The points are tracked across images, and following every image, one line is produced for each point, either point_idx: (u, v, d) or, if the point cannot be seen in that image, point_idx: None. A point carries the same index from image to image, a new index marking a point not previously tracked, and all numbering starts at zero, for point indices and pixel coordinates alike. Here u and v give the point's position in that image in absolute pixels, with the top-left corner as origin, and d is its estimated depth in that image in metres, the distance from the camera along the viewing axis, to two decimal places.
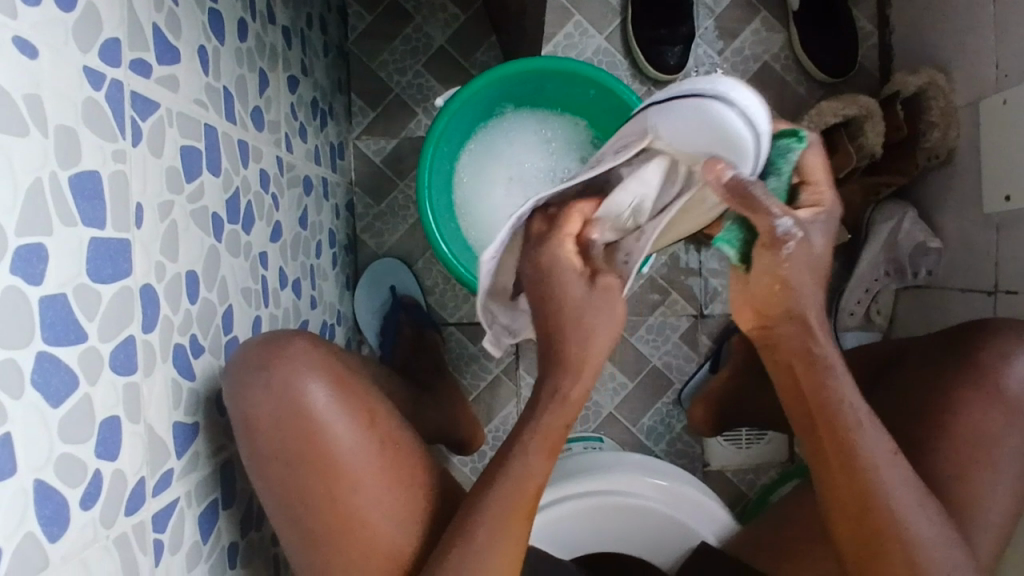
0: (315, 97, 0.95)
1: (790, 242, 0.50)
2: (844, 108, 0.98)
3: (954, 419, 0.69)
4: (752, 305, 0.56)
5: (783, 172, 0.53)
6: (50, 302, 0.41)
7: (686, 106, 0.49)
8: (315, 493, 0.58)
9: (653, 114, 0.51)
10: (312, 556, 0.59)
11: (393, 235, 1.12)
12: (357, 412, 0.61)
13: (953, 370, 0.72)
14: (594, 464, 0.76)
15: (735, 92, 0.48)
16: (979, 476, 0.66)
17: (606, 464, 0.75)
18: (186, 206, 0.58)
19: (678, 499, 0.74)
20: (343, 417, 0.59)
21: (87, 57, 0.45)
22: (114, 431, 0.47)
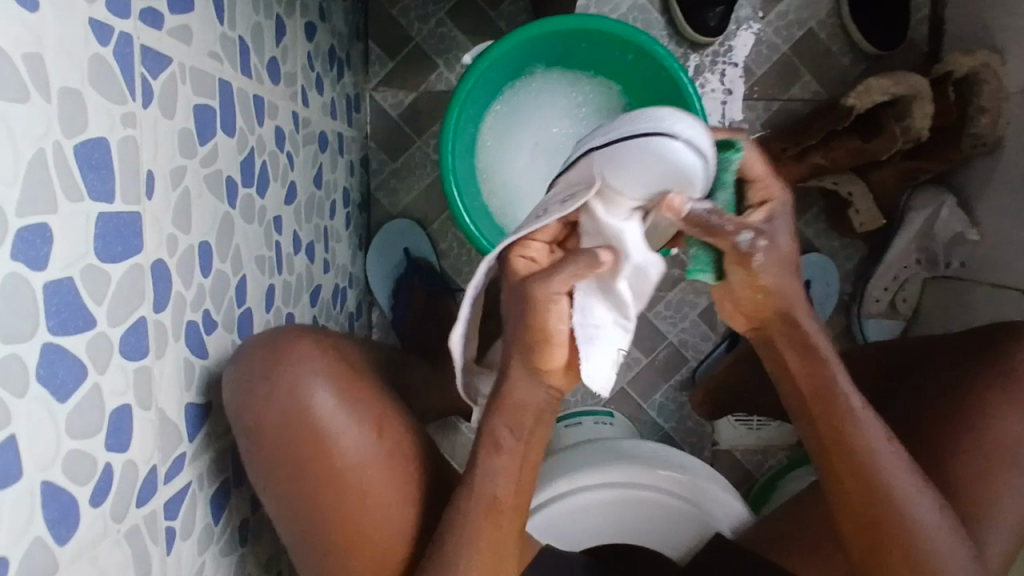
0: (332, 45, 0.89)
1: (758, 254, 0.49)
2: (893, 86, 0.91)
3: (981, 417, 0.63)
4: (741, 311, 0.55)
5: (726, 184, 0.51)
6: (56, 288, 0.37)
7: (634, 149, 0.46)
8: (324, 500, 0.55)
9: (597, 160, 0.48)
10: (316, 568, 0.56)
11: (408, 194, 1.08)
12: (365, 416, 0.57)
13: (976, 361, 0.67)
14: (608, 453, 0.74)
15: (676, 122, 0.47)
16: (1004, 479, 0.61)
17: (620, 454, 0.74)
18: (199, 171, 0.54)
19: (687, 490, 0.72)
20: (353, 419, 0.56)
21: (95, 8, 0.40)
22: (125, 420, 0.44)
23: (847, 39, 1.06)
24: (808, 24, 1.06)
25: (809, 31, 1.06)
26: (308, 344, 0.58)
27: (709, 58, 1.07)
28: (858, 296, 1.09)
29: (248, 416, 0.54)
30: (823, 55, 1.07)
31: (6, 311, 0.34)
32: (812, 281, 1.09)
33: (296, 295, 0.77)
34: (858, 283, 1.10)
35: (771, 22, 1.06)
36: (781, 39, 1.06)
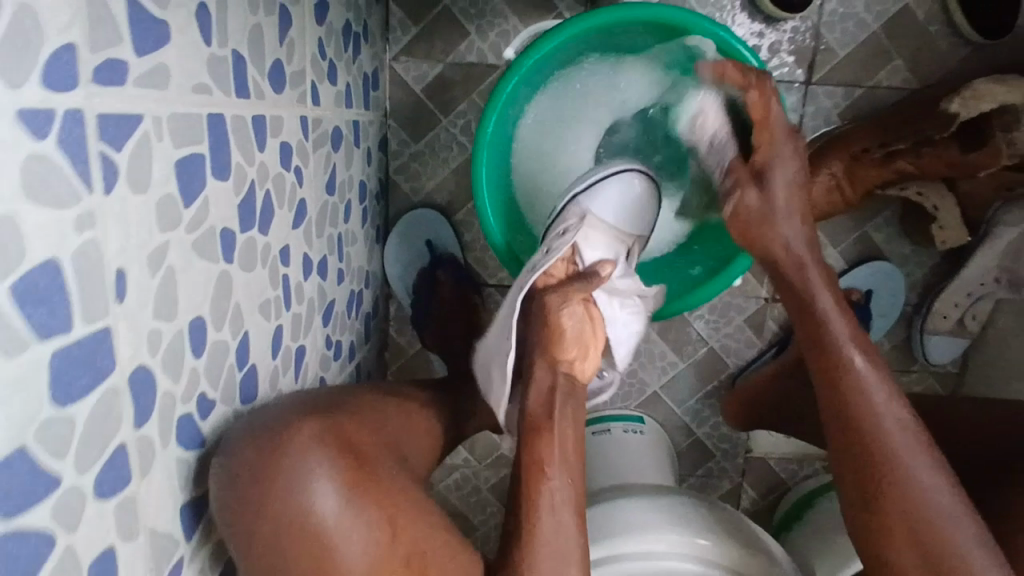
0: (348, 20, 0.76)
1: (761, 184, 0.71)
2: (1006, 92, 0.77)
3: None
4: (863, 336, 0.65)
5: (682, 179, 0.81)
6: (5, 465, 0.30)
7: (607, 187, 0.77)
8: None
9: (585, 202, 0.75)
10: None
11: (431, 179, 0.97)
12: (373, 517, 0.50)
13: None
14: (611, 524, 0.66)
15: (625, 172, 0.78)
16: None
17: (623, 525, 0.66)
18: (186, 238, 0.45)
19: (701, 529, 0.65)
20: (361, 524, 0.49)
21: (25, 93, 0.30)
22: (108, 565, 0.38)
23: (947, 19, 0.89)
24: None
25: (907, 6, 0.89)
26: (310, 429, 0.51)
27: (787, 35, 0.91)
28: (922, 309, 0.99)
29: (236, 528, 0.47)
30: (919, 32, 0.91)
31: None
32: (874, 291, 0.98)
33: (307, 323, 0.70)
34: (925, 296, 1.00)
35: None
36: (873, 16, 0.90)
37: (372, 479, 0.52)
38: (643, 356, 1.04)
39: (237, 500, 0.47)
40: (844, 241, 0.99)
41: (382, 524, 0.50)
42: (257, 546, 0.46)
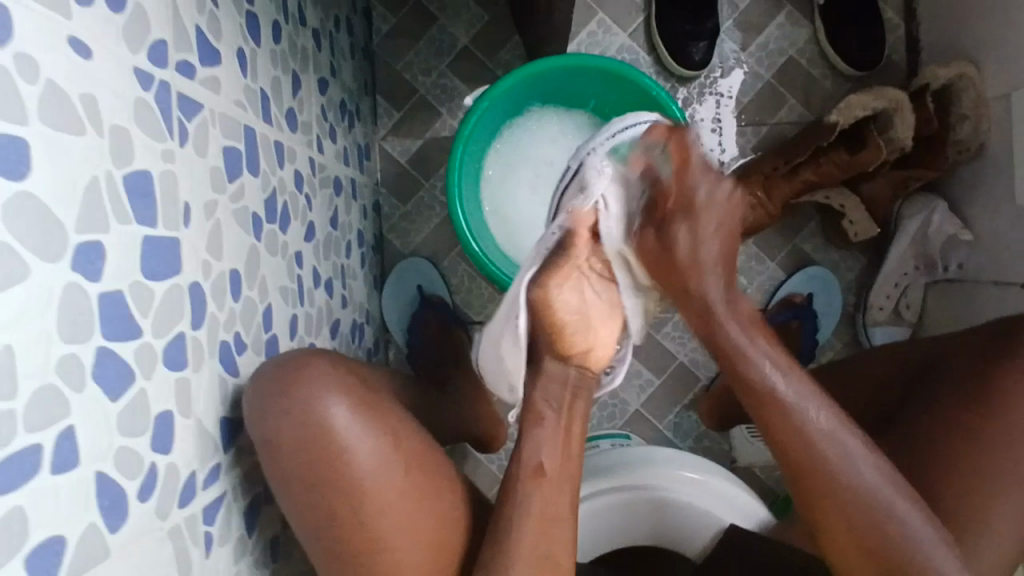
0: (344, 99, 0.96)
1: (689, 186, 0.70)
2: (874, 100, 0.96)
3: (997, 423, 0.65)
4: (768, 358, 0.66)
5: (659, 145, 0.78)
6: (108, 298, 0.42)
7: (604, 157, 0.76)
8: (338, 512, 0.56)
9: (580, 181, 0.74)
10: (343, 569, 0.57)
11: (419, 235, 1.14)
12: (380, 431, 0.59)
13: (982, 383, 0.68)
14: None
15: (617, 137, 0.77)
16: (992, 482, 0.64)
17: None
18: (229, 205, 0.59)
19: (622, 465, 0.74)
20: (367, 433, 0.58)
21: (137, 57, 0.46)
22: (168, 426, 0.48)
23: (827, 63, 1.12)
24: (788, 53, 1.12)
25: (789, 59, 1.13)
26: (322, 364, 0.61)
27: (697, 90, 1.13)
28: (861, 306, 1.11)
29: (260, 435, 0.57)
30: (805, 80, 1.13)
31: (67, 316, 0.38)
32: (814, 294, 1.11)
33: (317, 327, 0.82)
34: (861, 295, 1.12)
35: (752, 53, 1.13)
36: (764, 68, 1.13)
37: (377, 405, 0.61)
38: (621, 377, 1.15)
39: (264, 413, 0.56)
40: (779, 254, 1.14)
41: (387, 438, 0.59)
42: (277, 453, 0.56)
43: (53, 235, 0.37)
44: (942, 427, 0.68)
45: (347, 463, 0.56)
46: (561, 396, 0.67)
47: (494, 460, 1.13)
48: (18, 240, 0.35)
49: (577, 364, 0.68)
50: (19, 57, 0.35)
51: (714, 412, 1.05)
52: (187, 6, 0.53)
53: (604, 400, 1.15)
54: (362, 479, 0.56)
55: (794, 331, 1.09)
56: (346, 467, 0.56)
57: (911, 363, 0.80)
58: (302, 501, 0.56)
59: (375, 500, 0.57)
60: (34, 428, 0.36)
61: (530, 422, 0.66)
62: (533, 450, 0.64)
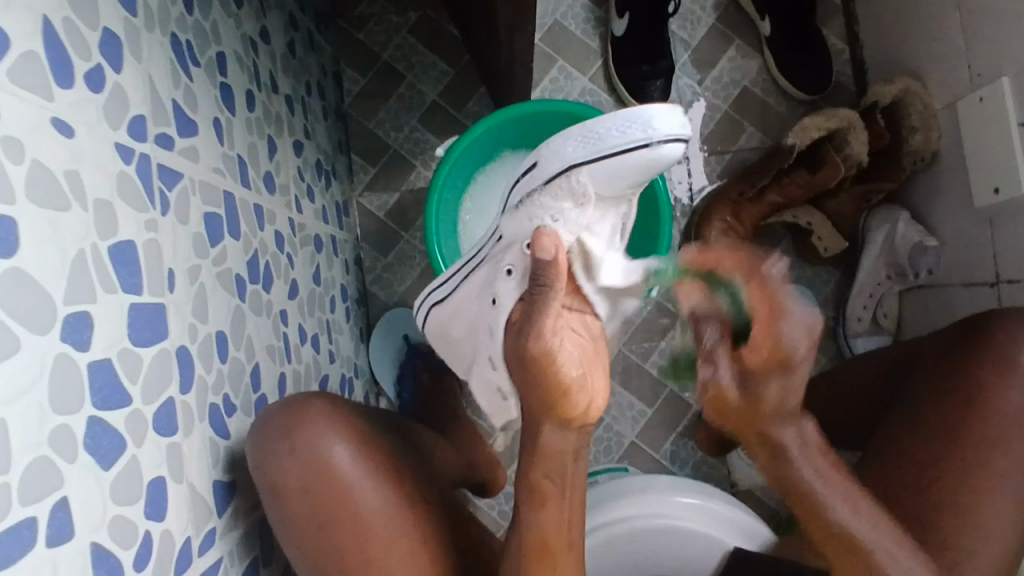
0: (319, 159, 0.99)
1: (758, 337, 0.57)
2: (826, 121, 1.01)
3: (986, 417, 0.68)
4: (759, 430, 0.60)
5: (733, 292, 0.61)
6: (98, 367, 0.43)
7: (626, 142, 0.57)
8: (346, 547, 0.59)
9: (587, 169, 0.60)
10: None
11: (402, 285, 1.16)
12: (382, 469, 0.63)
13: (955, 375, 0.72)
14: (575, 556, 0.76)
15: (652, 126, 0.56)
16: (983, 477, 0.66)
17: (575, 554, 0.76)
18: (212, 268, 0.60)
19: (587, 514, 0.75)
20: (370, 471, 0.62)
21: (118, 133, 0.48)
22: (161, 493, 0.48)
23: (779, 90, 1.18)
24: (741, 84, 1.18)
25: (743, 89, 1.18)
26: (321, 405, 0.63)
27: None
28: (840, 319, 1.13)
29: (267, 478, 0.58)
30: (761, 108, 1.18)
31: (59, 389, 0.39)
32: None
33: (306, 383, 0.82)
34: (840, 307, 1.15)
35: (708, 86, 1.18)
36: (720, 100, 1.18)
37: (374, 444, 0.64)
38: (613, 410, 1.15)
39: (274, 456, 0.58)
40: None
41: (388, 473, 0.63)
42: (287, 495, 0.58)
43: (44, 308, 0.38)
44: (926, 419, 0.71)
45: (355, 499, 0.59)
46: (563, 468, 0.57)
47: (493, 506, 1.12)
48: (9, 315, 0.36)
49: (579, 428, 0.55)
50: (5, 140, 0.37)
51: (710, 437, 1.04)
52: (163, 81, 0.55)
53: (599, 434, 1.15)
54: (366, 513, 0.60)
55: None
56: (352, 505, 0.59)
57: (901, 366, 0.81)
58: (311, 540, 0.59)
59: (379, 534, 0.59)
60: (28, 501, 0.36)
61: (533, 504, 0.57)
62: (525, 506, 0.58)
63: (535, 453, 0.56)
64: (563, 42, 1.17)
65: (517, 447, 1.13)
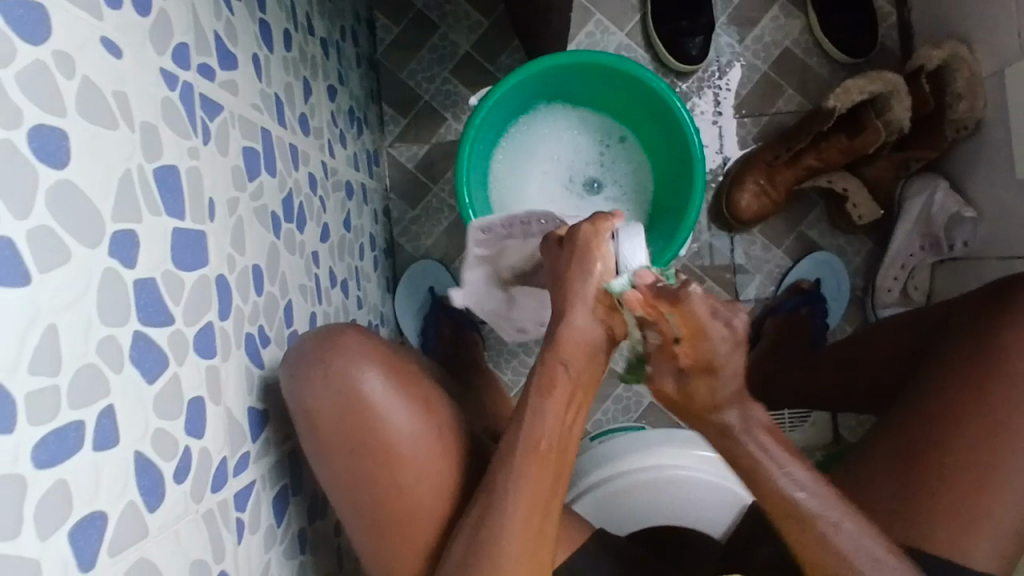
0: (352, 107, 0.99)
1: None
2: (870, 85, 0.97)
3: (991, 393, 0.65)
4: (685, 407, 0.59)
5: None
6: (143, 285, 0.44)
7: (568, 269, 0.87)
8: (367, 468, 0.63)
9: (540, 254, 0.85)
10: (372, 527, 0.64)
11: (429, 238, 1.16)
12: (411, 401, 0.66)
13: (971, 341, 0.69)
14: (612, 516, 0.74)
15: None
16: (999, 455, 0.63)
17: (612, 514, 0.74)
18: (250, 203, 0.61)
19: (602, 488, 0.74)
20: (399, 401, 0.65)
21: (163, 59, 0.48)
22: (199, 412, 0.50)
23: (821, 52, 1.15)
24: (783, 44, 1.15)
25: (784, 50, 1.15)
26: (353, 338, 0.66)
27: (695, 85, 1.15)
28: (869, 290, 1.12)
29: (296, 402, 0.62)
30: (801, 70, 1.15)
31: (105, 301, 0.40)
32: (821, 279, 1.12)
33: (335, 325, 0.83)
34: (869, 278, 1.13)
35: (748, 46, 1.15)
36: (760, 60, 1.15)
37: (408, 374, 0.68)
38: None
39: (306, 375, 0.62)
40: (784, 241, 1.15)
41: (419, 402, 0.66)
42: (316, 415, 0.62)
43: (91, 222, 0.39)
44: (947, 387, 0.67)
45: (383, 428, 0.63)
46: (577, 361, 0.62)
47: None
48: (60, 224, 0.37)
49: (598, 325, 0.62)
50: (59, 55, 0.37)
51: None
52: (206, 10, 0.55)
53: (619, 394, 1.15)
54: (392, 440, 0.63)
55: (804, 317, 1.08)
56: (380, 435, 0.63)
57: (918, 336, 0.78)
58: (342, 461, 0.63)
59: (403, 465, 0.63)
60: (76, 405, 0.37)
61: (541, 390, 0.62)
62: (563, 440, 0.61)
63: (557, 343, 0.62)
64: None
65: None
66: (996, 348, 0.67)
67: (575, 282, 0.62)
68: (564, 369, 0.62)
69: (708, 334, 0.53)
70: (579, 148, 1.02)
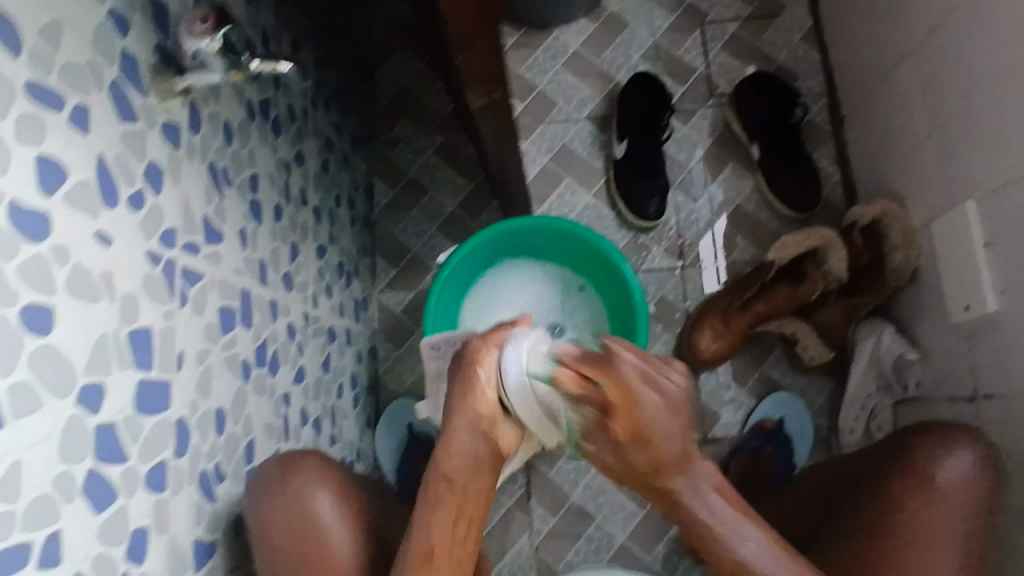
0: (341, 261, 1.12)
1: None
2: (806, 239, 1.08)
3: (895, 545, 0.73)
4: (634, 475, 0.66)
5: None
6: (104, 427, 0.53)
7: None
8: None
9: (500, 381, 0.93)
10: None
11: (411, 376, 1.25)
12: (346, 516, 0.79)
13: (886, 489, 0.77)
14: None
15: None
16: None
17: None
18: (221, 353, 0.71)
19: None
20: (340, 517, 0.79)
21: (150, 242, 0.60)
22: (142, 539, 0.57)
23: (771, 208, 1.26)
24: (735, 201, 1.27)
25: (737, 206, 1.27)
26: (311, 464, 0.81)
27: (656, 237, 1.27)
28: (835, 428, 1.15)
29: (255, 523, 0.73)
30: (754, 224, 1.26)
31: (67, 442, 0.49)
32: (784, 418, 1.15)
33: None
34: (833, 419, 1.17)
35: (704, 203, 1.27)
36: (715, 216, 1.27)
37: (350, 496, 0.82)
38: (605, 509, 1.17)
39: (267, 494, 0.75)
40: (748, 382, 1.20)
41: (351, 517, 0.80)
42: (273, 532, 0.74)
43: (64, 375, 0.49)
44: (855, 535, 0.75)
45: (328, 539, 0.77)
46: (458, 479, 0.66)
47: None
48: (37, 381, 0.47)
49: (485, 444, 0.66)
50: (57, 249, 0.49)
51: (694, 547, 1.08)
52: (198, 200, 0.68)
53: (590, 532, 1.16)
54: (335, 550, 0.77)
55: (768, 456, 1.12)
56: (324, 545, 0.77)
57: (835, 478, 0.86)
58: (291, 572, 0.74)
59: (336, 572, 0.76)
60: (27, 529, 0.45)
61: (427, 507, 0.66)
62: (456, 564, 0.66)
63: (439, 461, 0.66)
64: (570, 162, 1.30)
65: (508, 540, 1.17)
66: (904, 497, 0.75)
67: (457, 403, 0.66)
68: (448, 487, 0.66)
69: (644, 406, 0.62)
70: (540, 300, 1.12)
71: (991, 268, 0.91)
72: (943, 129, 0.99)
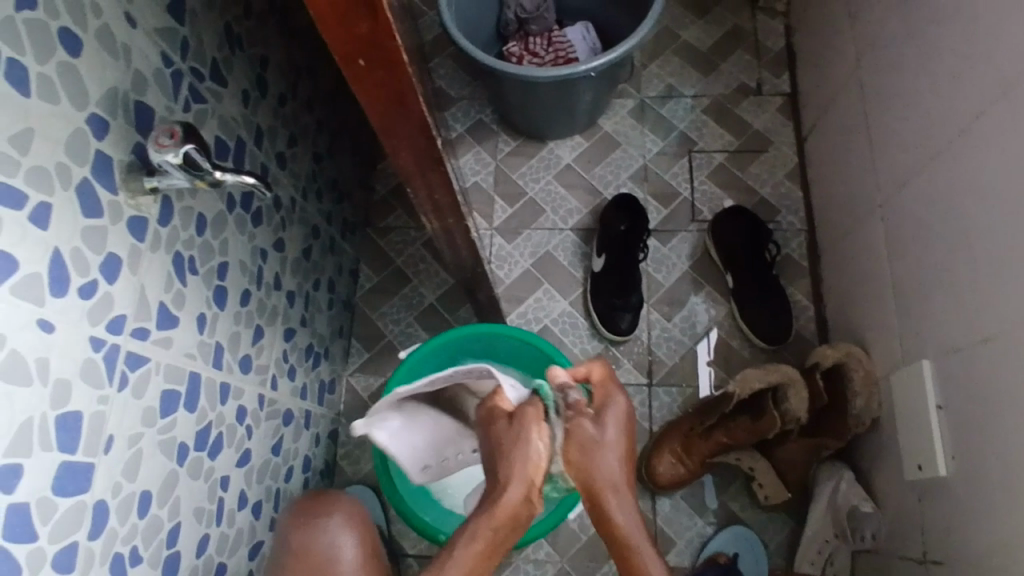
0: (311, 343, 1.15)
1: None
2: (766, 375, 1.08)
3: None
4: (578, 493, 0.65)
5: None
6: (16, 507, 0.54)
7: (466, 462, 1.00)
8: None
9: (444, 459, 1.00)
10: None
11: (368, 464, 1.25)
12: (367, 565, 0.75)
13: None
14: None
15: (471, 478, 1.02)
16: None
17: None
18: (155, 436, 0.73)
19: None
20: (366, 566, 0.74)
21: (96, 328, 0.63)
22: None
23: (744, 335, 1.28)
24: (708, 325, 1.29)
25: (709, 329, 1.29)
26: (346, 505, 0.79)
27: (627, 351, 1.28)
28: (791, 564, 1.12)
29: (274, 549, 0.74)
30: (725, 348, 1.28)
31: None
32: (739, 554, 1.13)
33: (233, 546, 0.89)
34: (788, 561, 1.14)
35: (677, 323, 1.29)
36: (687, 337, 1.28)
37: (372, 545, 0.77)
38: None
39: (291, 527, 0.75)
40: (705, 510, 1.18)
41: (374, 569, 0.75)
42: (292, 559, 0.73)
43: None
44: None
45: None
46: (498, 527, 0.61)
47: None
48: None
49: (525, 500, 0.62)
50: None
51: None
52: (155, 287, 0.72)
53: None
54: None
55: None
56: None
57: None
58: None
59: None
60: None
61: (466, 543, 0.60)
62: None
63: (493, 511, 0.61)
64: (550, 268, 1.34)
65: None
66: None
67: (510, 447, 0.63)
68: (486, 530, 0.61)
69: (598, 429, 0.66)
70: None
71: (943, 430, 0.90)
72: (904, 283, 1.01)
